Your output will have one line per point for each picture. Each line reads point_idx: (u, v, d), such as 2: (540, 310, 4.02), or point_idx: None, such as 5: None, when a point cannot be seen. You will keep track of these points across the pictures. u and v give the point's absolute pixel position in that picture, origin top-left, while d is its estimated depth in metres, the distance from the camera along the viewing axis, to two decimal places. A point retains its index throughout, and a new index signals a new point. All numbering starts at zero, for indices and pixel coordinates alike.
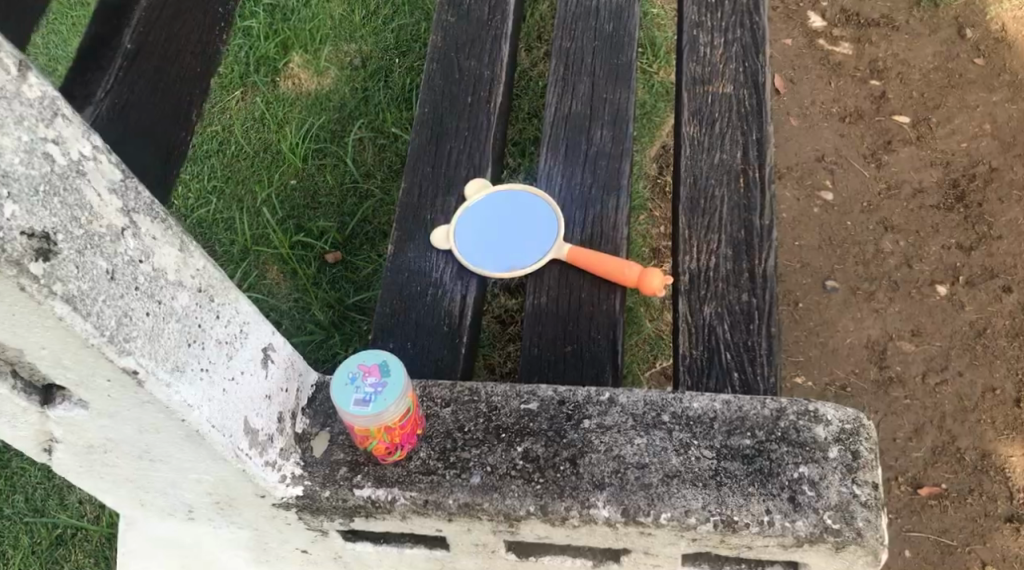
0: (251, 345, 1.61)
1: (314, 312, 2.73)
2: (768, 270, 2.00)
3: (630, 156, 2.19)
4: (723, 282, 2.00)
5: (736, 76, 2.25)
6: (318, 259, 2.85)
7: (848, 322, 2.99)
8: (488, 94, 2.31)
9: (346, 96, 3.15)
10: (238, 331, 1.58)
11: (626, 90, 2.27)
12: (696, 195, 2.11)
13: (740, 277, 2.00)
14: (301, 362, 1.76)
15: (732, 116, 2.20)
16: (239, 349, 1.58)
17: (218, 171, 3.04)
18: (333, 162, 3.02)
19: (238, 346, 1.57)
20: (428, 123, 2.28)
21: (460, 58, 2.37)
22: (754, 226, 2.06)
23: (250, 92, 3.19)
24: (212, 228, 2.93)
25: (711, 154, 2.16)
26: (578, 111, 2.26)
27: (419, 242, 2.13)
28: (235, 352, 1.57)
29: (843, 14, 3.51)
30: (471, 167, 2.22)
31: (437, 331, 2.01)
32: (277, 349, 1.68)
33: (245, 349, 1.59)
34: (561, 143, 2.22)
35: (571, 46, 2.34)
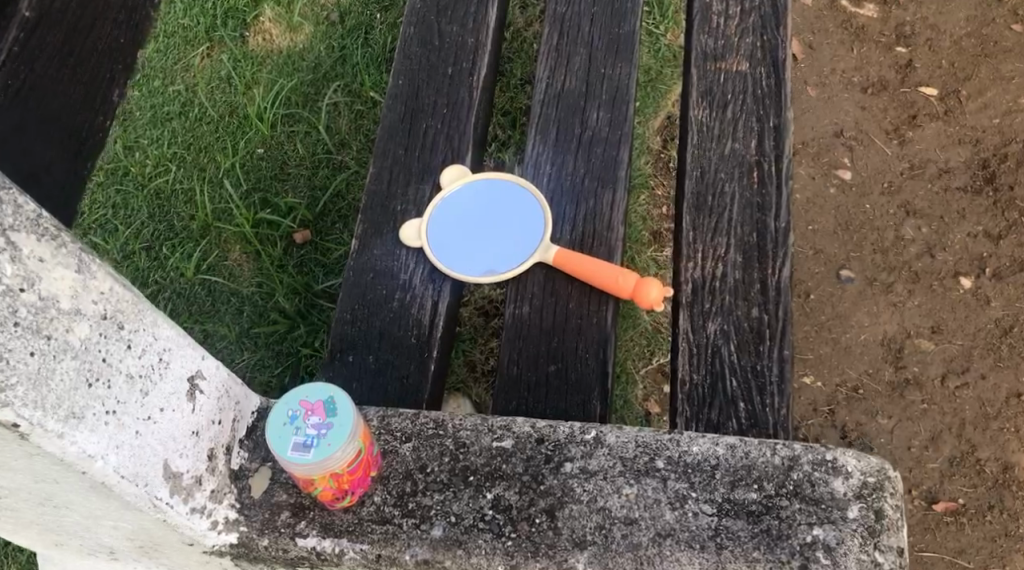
0: (174, 372, 1.37)
1: (277, 299, 2.48)
2: (783, 282, 1.75)
3: (629, 142, 1.93)
4: (730, 295, 1.75)
5: (753, 52, 1.98)
6: (285, 238, 2.59)
7: (863, 317, 2.74)
8: (471, 65, 2.05)
9: (322, 55, 2.87)
10: (159, 357, 1.34)
11: (627, 64, 2.00)
12: (703, 191, 1.85)
13: (750, 289, 1.75)
14: (240, 387, 1.52)
15: (746, 98, 1.94)
16: (159, 378, 1.34)
17: (180, 136, 2.79)
18: (305, 129, 2.75)
19: (158, 376, 1.34)
20: (402, 97, 2.02)
21: (440, 21, 2.09)
22: (768, 229, 1.80)
23: (217, 48, 2.92)
24: (170, 200, 2.69)
25: (722, 142, 1.90)
26: (572, 88, 1.99)
27: (386, 238, 1.87)
28: (153, 383, 1.33)
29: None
30: (449, 150, 1.97)
31: (403, 343, 1.77)
32: (207, 373, 1.44)
33: (167, 377, 1.35)
34: (552, 126, 1.96)
35: (567, 11, 2.06)
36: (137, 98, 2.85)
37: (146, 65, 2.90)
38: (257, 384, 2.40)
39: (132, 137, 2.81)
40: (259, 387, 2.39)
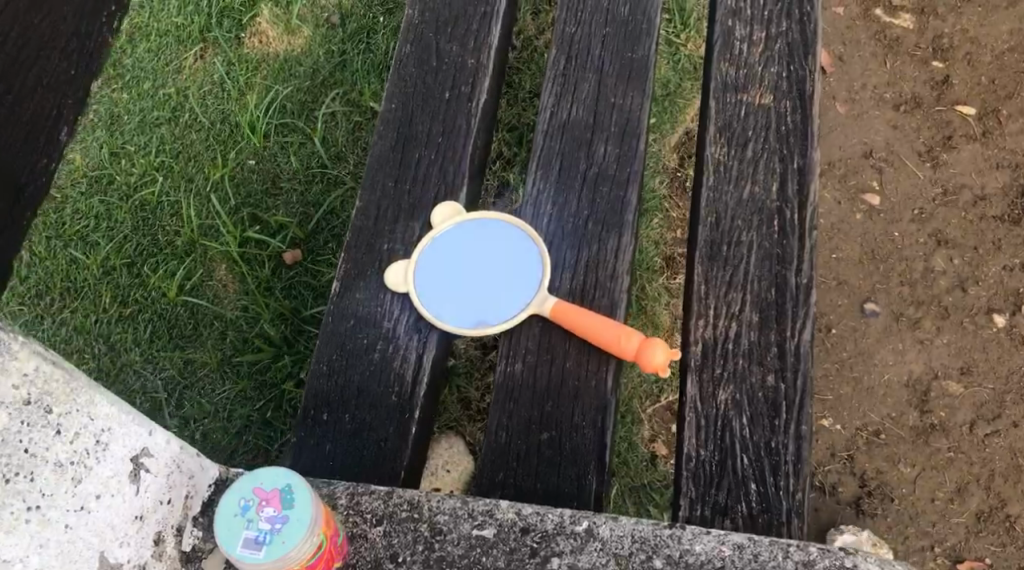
0: (120, 453, 1.25)
1: (263, 325, 2.34)
2: (803, 348, 1.58)
3: (638, 182, 1.77)
4: (744, 359, 1.59)
5: (777, 83, 1.81)
6: (274, 259, 2.44)
7: (887, 354, 2.56)
8: (471, 88, 1.88)
9: (321, 60, 2.70)
10: (98, 437, 1.22)
11: (640, 94, 1.84)
12: (718, 239, 1.69)
13: (766, 352, 1.59)
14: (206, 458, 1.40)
15: (769, 135, 1.77)
16: (99, 461, 1.22)
17: (168, 144, 2.63)
18: (300, 140, 2.59)
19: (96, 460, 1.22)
20: (394, 123, 1.86)
21: (440, 39, 1.93)
22: (788, 284, 1.64)
23: (211, 50, 2.76)
24: (156, 213, 2.54)
25: (740, 185, 1.73)
26: (579, 118, 1.83)
27: (370, 281, 1.72)
28: (91, 467, 1.21)
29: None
30: (442, 184, 1.80)
31: (383, 401, 1.62)
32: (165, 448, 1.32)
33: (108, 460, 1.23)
34: (554, 160, 1.80)
35: (576, 32, 1.90)
36: (126, 101, 2.70)
37: (136, 66, 2.74)
38: (237, 418, 2.26)
39: (119, 142, 2.65)
40: (239, 421, 2.25)
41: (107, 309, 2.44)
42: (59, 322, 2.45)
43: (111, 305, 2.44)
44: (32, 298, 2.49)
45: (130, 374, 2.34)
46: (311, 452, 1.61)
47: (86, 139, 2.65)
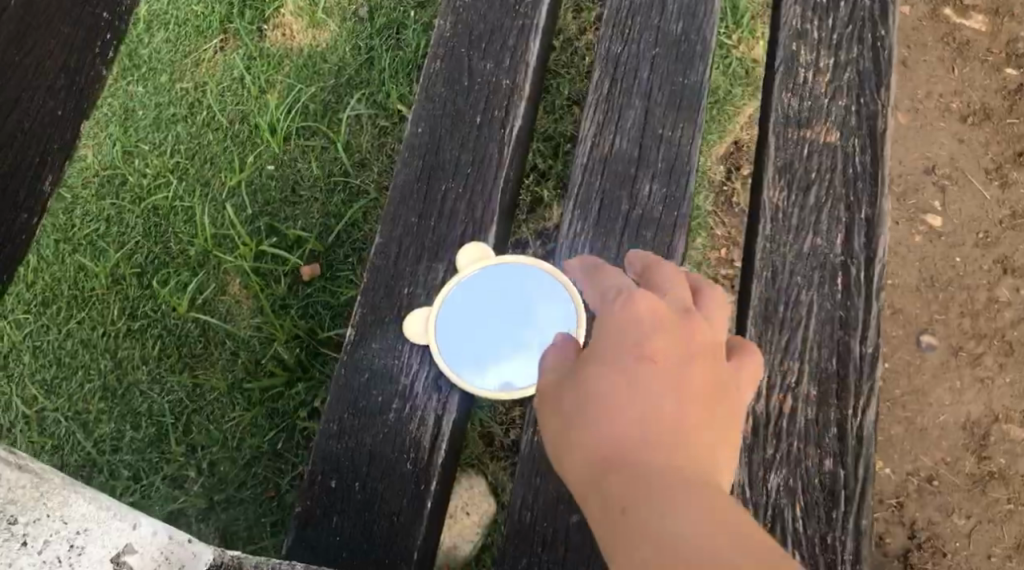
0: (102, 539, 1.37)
1: (276, 349, 2.22)
2: (865, 431, 1.50)
3: (687, 226, 1.63)
4: (799, 441, 1.51)
5: (845, 118, 1.64)
6: (290, 274, 2.30)
7: (943, 394, 2.33)
8: (504, 113, 1.73)
9: (346, 58, 2.49)
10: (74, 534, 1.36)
11: (691, 126, 1.68)
12: (773, 297, 1.55)
13: (824, 434, 1.50)
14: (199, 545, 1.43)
15: (834, 179, 1.60)
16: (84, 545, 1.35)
17: (185, 143, 2.46)
18: (321, 145, 2.42)
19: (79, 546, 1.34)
20: (420, 150, 1.72)
21: (472, 55, 1.76)
22: (850, 353, 1.52)
23: (232, 42, 2.53)
24: (168, 219, 2.39)
25: (800, 236, 1.58)
26: (622, 151, 1.67)
27: (388, 331, 1.63)
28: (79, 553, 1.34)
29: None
30: (470, 222, 1.67)
31: (398, 468, 1.59)
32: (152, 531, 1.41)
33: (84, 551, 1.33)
34: (594, 199, 1.66)
35: (622, 51, 1.72)
36: (141, 96, 2.50)
37: (154, 57, 2.53)
38: (247, 448, 2.17)
39: (132, 140, 2.47)
40: (249, 451, 2.17)
41: (115, 322, 2.30)
42: (65, 334, 2.31)
43: (119, 318, 2.30)
44: (37, 306, 2.34)
45: (137, 395, 2.24)
46: (317, 522, 1.59)
47: (100, 137, 2.48)
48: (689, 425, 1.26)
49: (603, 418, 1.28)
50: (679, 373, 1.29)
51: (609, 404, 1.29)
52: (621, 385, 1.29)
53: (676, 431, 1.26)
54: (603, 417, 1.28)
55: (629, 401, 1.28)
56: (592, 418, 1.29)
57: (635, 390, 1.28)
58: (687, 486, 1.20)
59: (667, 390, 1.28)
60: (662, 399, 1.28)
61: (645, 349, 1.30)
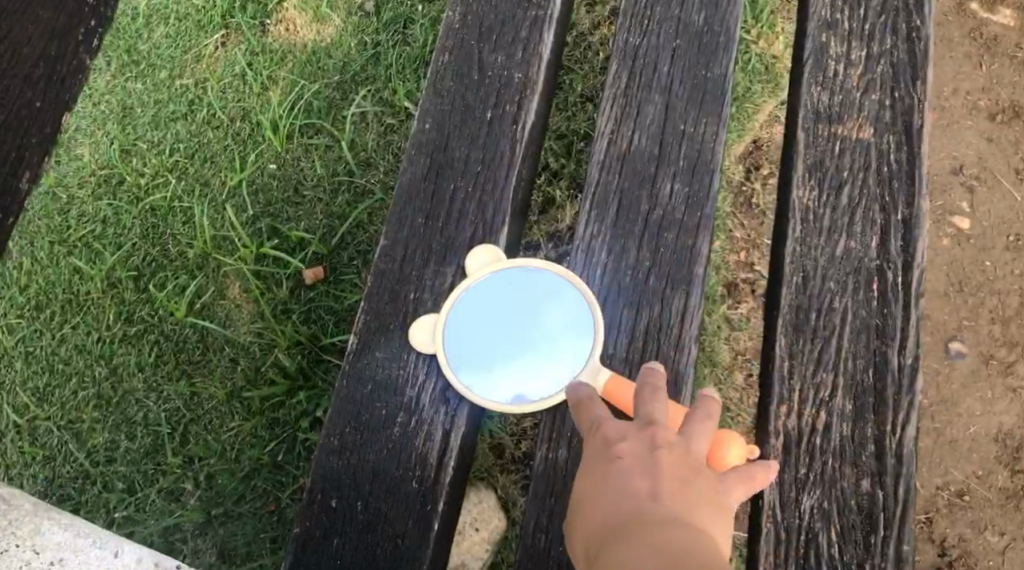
0: (85, 561, 1.79)
1: (278, 356, 2.13)
2: (905, 448, 1.42)
3: (711, 228, 1.53)
4: (834, 459, 1.43)
5: (880, 113, 1.54)
6: (293, 277, 2.21)
7: (974, 403, 2.23)
8: (516, 108, 1.63)
9: (351, 53, 2.39)
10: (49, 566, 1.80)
11: (714, 121, 1.58)
12: (805, 304, 1.47)
13: (861, 451, 1.43)
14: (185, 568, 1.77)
15: (868, 178, 1.51)
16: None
17: (184, 141, 2.36)
18: (325, 143, 2.33)
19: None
20: (427, 147, 1.62)
21: (483, 47, 1.67)
22: (888, 365, 1.45)
23: (233, 37, 2.44)
24: (166, 220, 2.29)
25: (833, 239, 1.49)
26: (642, 148, 1.58)
27: (392, 339, 1.54)
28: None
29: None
30: (480, 223, 1.58)
31: (403, 487, 1.49)
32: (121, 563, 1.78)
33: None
34: (611, 198, 1.56)
35: (641, 43, 1.63)
36: (140, 92, 2.41)
37: (153, 53, 2.43)
38: (246, 460, 2.08)
39: (131, 138, 2.37)
40: (248, 463, 2.08)
41: (110, 328, 2.21)
42: (59, 339, 2.22)
43: (115, 322, 2.21)
44: (31, 311, 2.25)
45: (133, 404, 2.15)
46: (317, 545, 1.50)
47: (98, 136, 2.38)
48: (662, 501, 1.23)
49: (586, 513, 1.28)
50: (647, 462, 1.28)
51: (590, 499, 1.28)
52: (598, 482, 1.29)
53: (644, 507, 1.23)
54: (588, 512, 1.28)
55: (602, 495, 1.27)
56: (580, 515, 1.29)
57: (607, 484, 1.28)
58: (649, 555, 1.17)
59: (637, 474, 1.27)
60: (637, 489, 1.25)
61: (614, 448, 1.30)
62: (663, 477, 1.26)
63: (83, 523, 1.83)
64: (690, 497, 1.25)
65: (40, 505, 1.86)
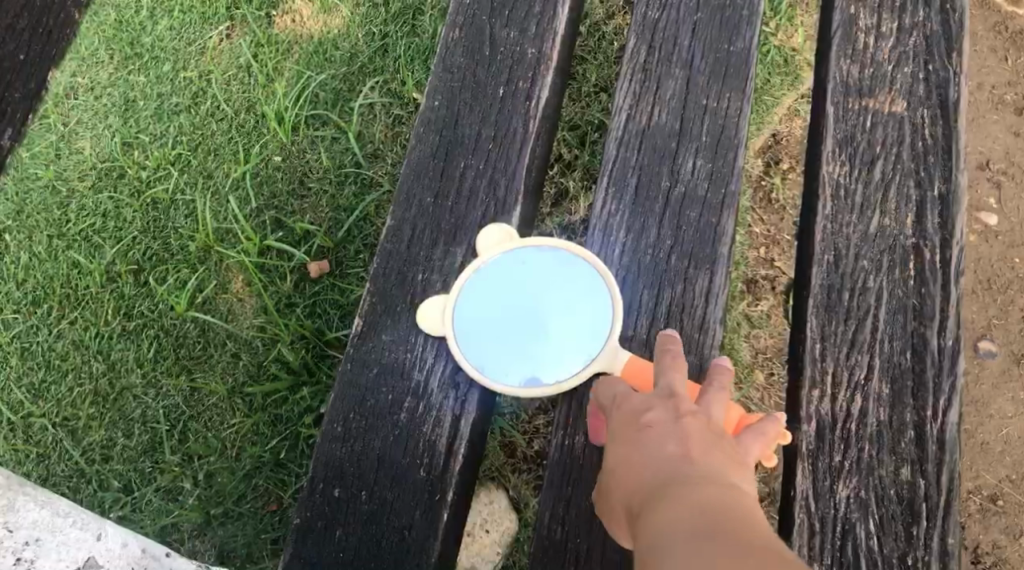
0: (65, 542, 1.80)
1: (281, 351, 2.05)
2: (949, 436, 1.36)
3: (735, 206, 1.46)
4: (871, 446, 1.37)
5: (913, 87, 1.47)
6: (297, 271, 2.14)
7: (1006, 405, 2.13)
8: (529, 84, 1.56)
9: (359, 44, 2.33)
10: (25, 545, 1.79)
11: (738, 96, 1.51)
12: (837, 283, 1.41)
13: (900, 439, 1.37)
14: (170, 556, 1.79)
15: (901, 153, 1.44)
16: (43, 550, 1.79)
17: (187, 134, 2.29)
18: (332, 134, 2.26)
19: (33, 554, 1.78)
20: (436, 124, 1.55)
21: (495, 22, 1.60)
22: (927, 347, 1.38)
23: (238, 29, 2.37)
24: (167, 213, 2.22)
25: (866, 215, 1.43)
26: (662, 124, 1.51)
27: (400, 322, 1.46)
28: (34, 559, 1.78)
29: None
30: (492, 202, 1.51)
31: (410, 476, 1.42)
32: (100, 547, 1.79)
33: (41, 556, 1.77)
34: (630, 175, 1.49)
35: (660, 16, 1.55)
36: (143, 84, 2.33)
37: (156, 45, 2.35)
38: (246, 458, 2.01)
39: (133, 131, 2.30)
40: (249, 462, 2.01)
41: (108, 323, 2.14)
42: (56, 335, 2.14)
43: (113, 317, 2.14)
44: (28, 306, 2.17)
45: (131, 401, 2.07)
46: (319, 537, 1.42)
47: (99, 128, 2.30)
48: (693, 461, 1.21)
49: (619, 484, 1.25)
50: (673, 428, 1.25)
51: (621, 468, 1.25)
52: (627, 451, 1.26)
53: (674, 468, 1.21)
54: (621, 482, 1.25)
55: (632, 462, 1.24)
56: (614, 487, 1.26)
57: (636, 451, 1.25)
58: (684, 507, 1.14)
59: (664, 438, 1.24)
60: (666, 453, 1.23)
61: (639, 417, 1.28)
62: (691, 440, 1.24)
63: (63, 504, 1.84)
64: (717, 458, 1.22)
65: (14, 482, 1.87)
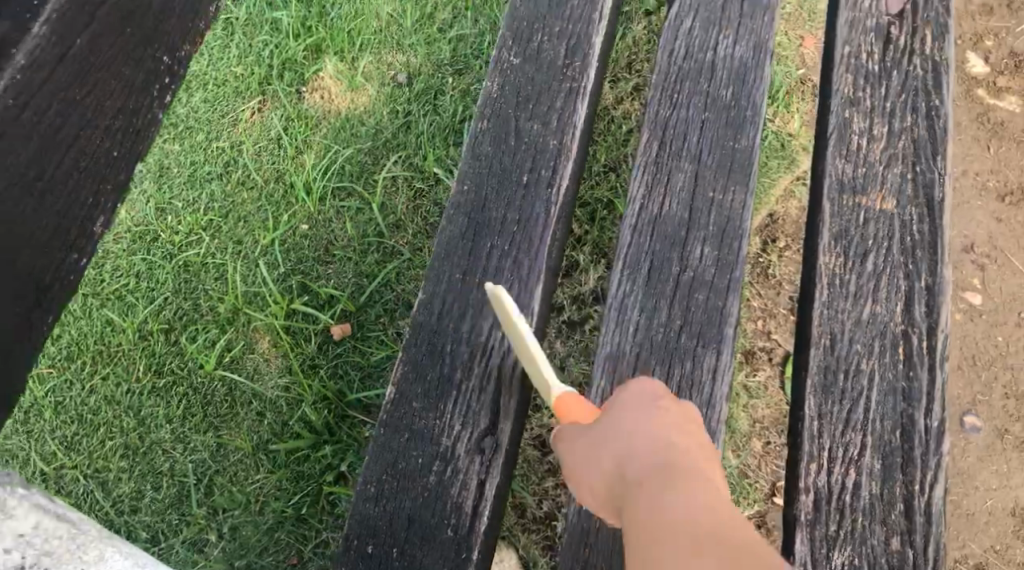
0: None
1: (306, 411, 2.17)
2: (936, 508, 1.48)
3: (740, 290, 1.60)
4: (863, 516, 1.49)
5: (902, 186, 1.62)
6: (321, 333, 2.26)
7: (991, 477, 2.24)
8: (551, 173, 1.71)
9: (384, 120, 2.49)
10: None
11: (742, 190, 1.65)
12: (833, 365, 1.54)
13: (890, 510, 1.49)
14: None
15: (891, 247, 1.59)
16: None
17: (220, 201, 2.42)
18: (357, 206, 2.40)
19: None
20: (465, 206, 1.69)
21: (519, 116, 1.75)
22: (915, 427, 1.51)
23: (269, 104, 2.53)
24: (196, 277, 2.34)
25: (859, 303, 1.57)
26: (672, 213, 1.65)
27: (429, 390, 1.59)
28: None
29: (1013, 58, 2.55)
30: (516, 280, 1.64)
31: (439, 535, 1.52)
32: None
33: None
34: (643, 259, 1.63)
35: (671, 114, 1.71)
36: (177, 153, 2.48)
37: (191, 116, 2.51)
38: (270, 512, 2.11)
39: (167, 197, 2.43)
40: (272, 515, 2.11)
41: (139, 379, 2.24)
42: (88, 390, 2.25)
43: (144, 374, 2.25)
44: (62, 361, 2.28)
45: (159, 454, 2.18)
46: None
47: (134, 193, 2.43)
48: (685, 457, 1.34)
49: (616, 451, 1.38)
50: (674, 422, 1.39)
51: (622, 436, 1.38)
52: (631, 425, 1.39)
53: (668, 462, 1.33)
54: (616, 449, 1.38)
55: (630, 437, 1.38)
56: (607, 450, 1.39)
57: (641, 428, 1.38)
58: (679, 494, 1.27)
59: (661, 430, 1.37)
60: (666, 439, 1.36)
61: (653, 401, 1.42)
62: (685, 437, 1.37)
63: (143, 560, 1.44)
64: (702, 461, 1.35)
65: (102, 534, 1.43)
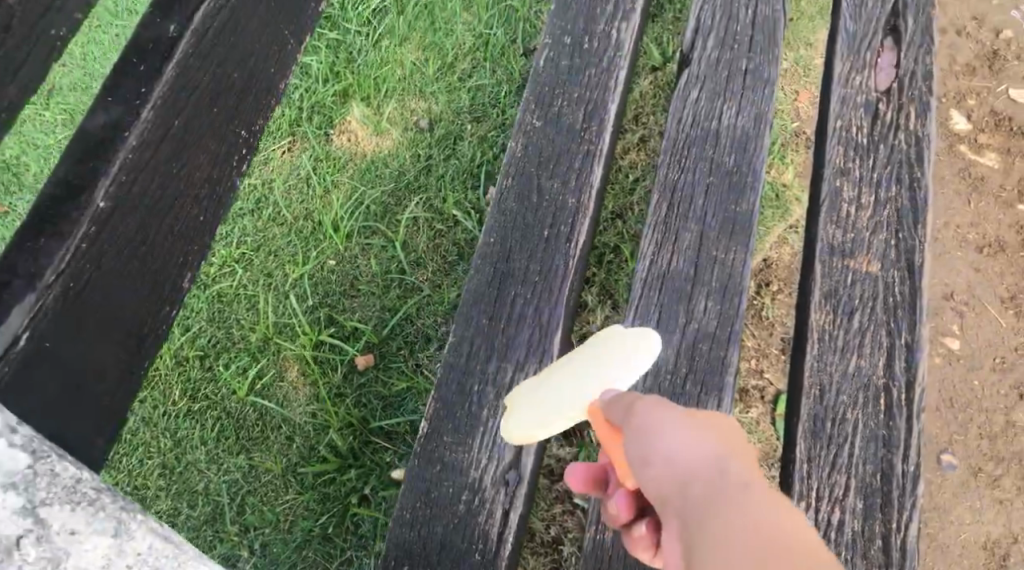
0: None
1: (332, 437, 2.34)
2: (910, 544, 1.65)
3: (739, 341, 1.78)
4: (846, 551, 1.66)
5: (886, 251, 1.80)
6: (347, 364, 2.43)
7: (965, 512, 2.42)
8: (570, 228, 1.88)
9: (406, 163, 2.66)
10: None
11: (743, 250, 1.83)
12: (821, 413, 1.72)
13: (870, 545, 1.66)
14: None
15: (875, 306, 1.77)
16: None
17: (252, 235, 2.58)
18: (380, 245, 2.56)
19: None
20: (491, 258, 1.87)
21: (541, 175, 1.93)
22: (893, 470, 1.69)
23: (299, 144, 2.70)
24: (229, 307, 2.50)
25: (846, 356, 1.74)
26: (679, 269, 1.83)
27: (459, 426, 1.77)
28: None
29: (993, 117, 2.74)
30: (537, 327, 1.81)
31: (467, 557, 1.69)
32: (151, 544, 1.38)
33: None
34: (652, 310, 1.80)
35: (679, 178, 1.89)
36: None
37: None
38: (298, 531, 2.28)
39: None
40: (300, 533, 2.28)
41: (175, 402, 2.40)
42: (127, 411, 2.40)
43: (180, 398, 2.41)
44: None
45: (195, 473, 2.34)
46: None
47: None
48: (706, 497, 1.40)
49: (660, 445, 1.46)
50: None
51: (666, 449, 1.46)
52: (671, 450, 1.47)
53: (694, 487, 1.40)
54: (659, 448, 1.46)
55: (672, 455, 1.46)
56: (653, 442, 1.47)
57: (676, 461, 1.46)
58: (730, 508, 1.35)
59: None
60: None
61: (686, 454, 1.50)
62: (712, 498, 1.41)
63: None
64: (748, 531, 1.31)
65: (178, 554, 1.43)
